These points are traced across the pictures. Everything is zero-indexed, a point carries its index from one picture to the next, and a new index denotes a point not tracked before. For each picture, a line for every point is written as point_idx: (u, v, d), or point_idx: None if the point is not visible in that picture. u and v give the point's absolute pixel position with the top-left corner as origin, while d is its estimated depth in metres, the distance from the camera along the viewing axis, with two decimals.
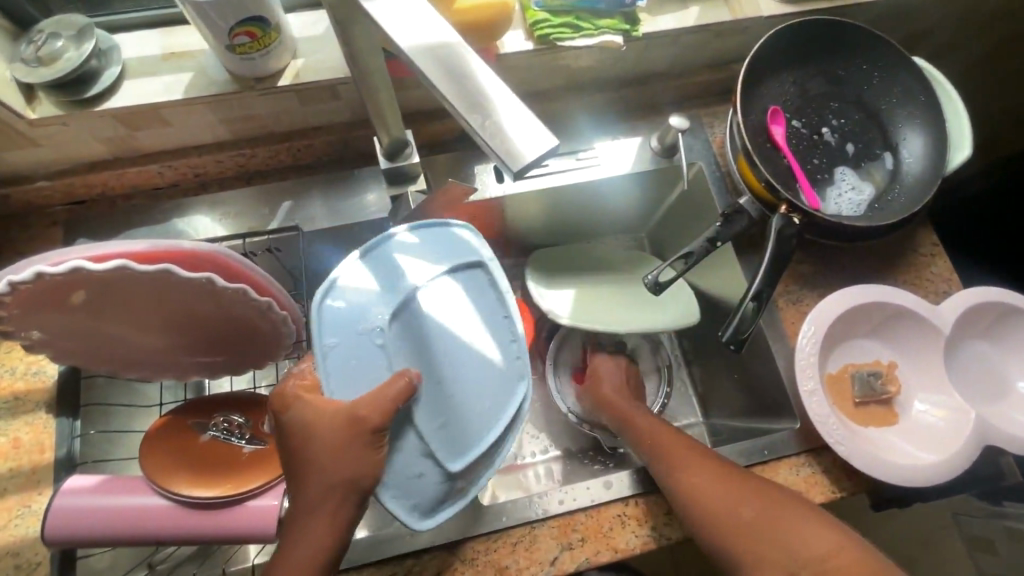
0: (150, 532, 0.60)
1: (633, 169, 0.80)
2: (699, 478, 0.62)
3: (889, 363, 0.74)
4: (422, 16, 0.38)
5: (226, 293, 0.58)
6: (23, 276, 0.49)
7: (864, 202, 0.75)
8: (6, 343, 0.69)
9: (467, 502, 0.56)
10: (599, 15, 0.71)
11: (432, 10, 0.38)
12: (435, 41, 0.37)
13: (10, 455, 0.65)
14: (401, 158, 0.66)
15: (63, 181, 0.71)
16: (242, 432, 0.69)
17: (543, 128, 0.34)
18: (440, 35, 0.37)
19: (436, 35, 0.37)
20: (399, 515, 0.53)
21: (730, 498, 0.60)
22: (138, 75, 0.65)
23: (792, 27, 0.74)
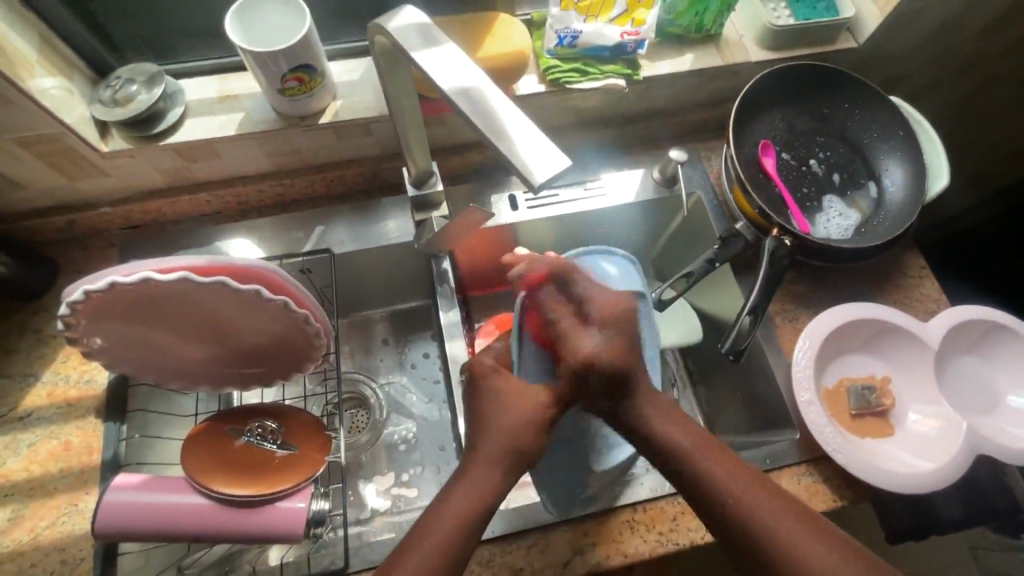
0: (190, 527, 0.64)
1: (637, 198, 0.87)
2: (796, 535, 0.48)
3: (883, 377, 0.78)
4: (459, 63, 0.46)
5: (270, 305, 0.64)
6: (99, 286, 0.56)
7: (852, 227, 0.82)
8: (63, 353, 0.76)
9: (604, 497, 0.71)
10: (604, 61, 0.79)
11: (467, 59, 0.46)
12: (471, 83, 0.45)
13: (62, 457, 0.71)
14: (426, 186, 0.74)
15: (122, 207, 0.79)
16: (275, 437, 0.72)
17: (559, 153, 0.41)
18: (474, 79, 0.45)
19: (471, 79, 0.45)
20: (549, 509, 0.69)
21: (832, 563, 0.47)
22: (198, 114, 0.74)
23: (778, 71, 0.82)
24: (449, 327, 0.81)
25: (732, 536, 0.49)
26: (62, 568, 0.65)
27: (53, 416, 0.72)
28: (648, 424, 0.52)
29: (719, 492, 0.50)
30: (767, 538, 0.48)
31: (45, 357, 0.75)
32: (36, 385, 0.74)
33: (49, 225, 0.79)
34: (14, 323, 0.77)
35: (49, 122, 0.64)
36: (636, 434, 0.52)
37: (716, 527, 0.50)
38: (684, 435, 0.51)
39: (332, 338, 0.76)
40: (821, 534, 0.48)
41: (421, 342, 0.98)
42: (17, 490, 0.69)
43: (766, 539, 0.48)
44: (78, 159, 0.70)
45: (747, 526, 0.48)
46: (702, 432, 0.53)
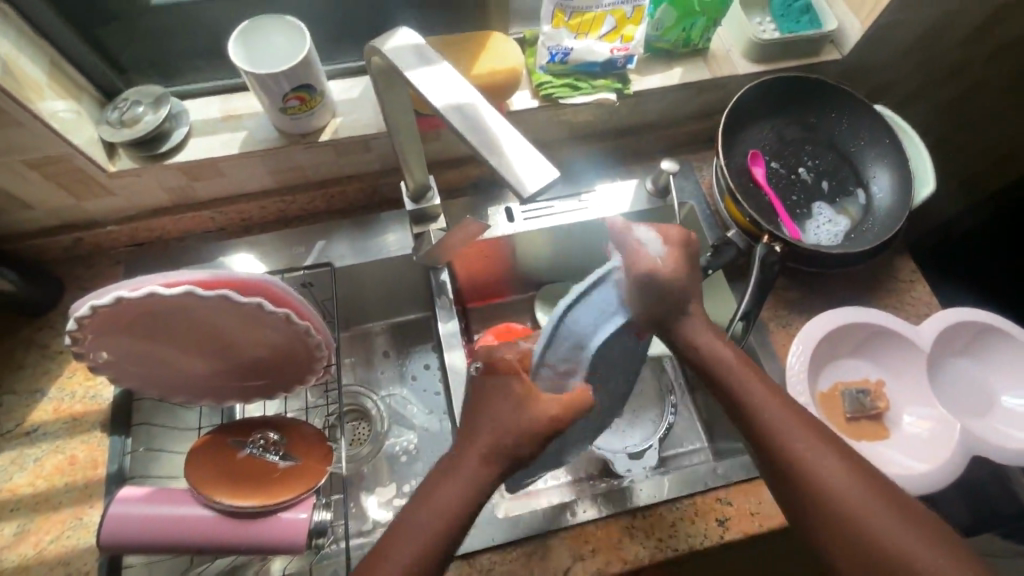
0: (193, 538, 0.65)
1: (630, 208, 0.89)
2: (823, 461, 0.55)
3: (877, 380, 0.79)
4: (452, 81, 0.48)
5: (273, 317, 0.66)
6: (106, 300, 0.58)
7: (841, 233, 0.83)
8: (68, 369, 0.77)
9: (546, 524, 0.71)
10: (595, 76, 0.82)
11: (460, 77, 0.48)
12: (463, 100, 0.47)
13: (67, 471, 0.72)
14: (424, 200, 0.76)
15: (128, 225, 0.81)
16: (277, 449, 0.73)
17: (548, 165, 0.43)
18: (467, 95, 0.47)
19: (464, 96, 0.47)
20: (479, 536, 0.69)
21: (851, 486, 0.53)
22: (202, 134, 0.76)
23: (765, 83, 0.84)
24: (449, 337, 0.83)
25: (770, 458, 0.57)
26: None
27: (59, 431, 0.74)
28: (691, 343, 0.63)
29: (767, 421, 0.57)
30: (796, 460, 0.55)
31: (51, 374, 0.77)
32: (42, 401, 0.75)
33: (56, 244, 0.80)
34: (22, 340, 0.78)
35: (58, 144, 0.66)
36: (699, 358, 0.62)
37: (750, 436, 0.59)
38: (732, 357, 0.61)
39: (333, 350, 0.77)
40: (841, 454, 0.55)
41: (422, 353, 0.99)
42: (23, 505, 0.69)
43: (798, 449, 0.55)
44: (86, 179, 0.72)
45: (776, 438, 0.57)
46: (749, 362, 0.62)
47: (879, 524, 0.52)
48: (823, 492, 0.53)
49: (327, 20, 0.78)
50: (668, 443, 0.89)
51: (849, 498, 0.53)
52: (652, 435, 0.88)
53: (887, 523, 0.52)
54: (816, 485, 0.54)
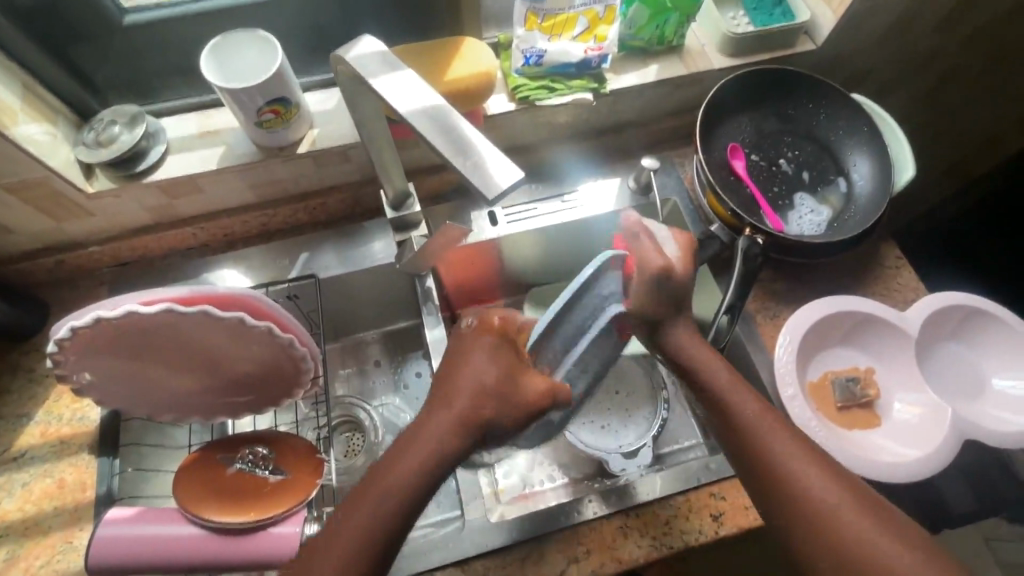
0: (183, 557, 0.64)
1: (613, 207, 0.89)
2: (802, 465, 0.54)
3: (866, 368, 0.79)
4: (417, 87, 0.48)
5: (255, 331, 0.66)
6: (85, 321, 0.58)
7: (824, 222, 0.83)
8: (55, 392, 0.77)
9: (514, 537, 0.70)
10: (571, 77, 0.82)
11: (425, 83, 0.48)
12: (429, 105, 0.47)
13: (56, 495, 0.71)
14: (404, 208, 0.76)
15: (111, 245, 0.81)
16: (267, 463, 0.73)
17: (514, 166, 0.42)
18: (433, 101, 0.47)
19: (429, 101, 0.47)
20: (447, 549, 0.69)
21: (830, 490, 0.53)
22: (180, 151, 0.76)
23: (740, 76, 0.85)
24: (436, 344, 0.82)
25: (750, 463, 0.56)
26: None
27: (47, 455, 0.73)
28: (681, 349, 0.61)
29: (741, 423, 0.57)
30: (775, 468, 0.54)
31: (38, 397, 0.76)
32: (29, 426, 0.75)
33: (40, 266, 0.80)
34: (7, 365, 0.78)
35: (33, 166, 0.66)
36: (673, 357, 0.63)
37: (738, 457, 0.57)
38: (726, 373, 0.60)
39: (320, 362, 0.76)
40: (820, 462, 0.54)
41: (413, 361, 0.99)
42: (12, 531, 0.69)
43: (778, 462, 0.54)
44: (64, 201, 0.72)
45: (759, 443, 0.56)
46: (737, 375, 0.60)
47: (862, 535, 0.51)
48: (797, 496, 0.53)
49: (301, 33, 0.78)
50: (662, 440, 0.88)
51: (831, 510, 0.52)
52: (647, 433, 0.87)
53: (870, 537, 0.50)
54: (792, 490, 0.53)
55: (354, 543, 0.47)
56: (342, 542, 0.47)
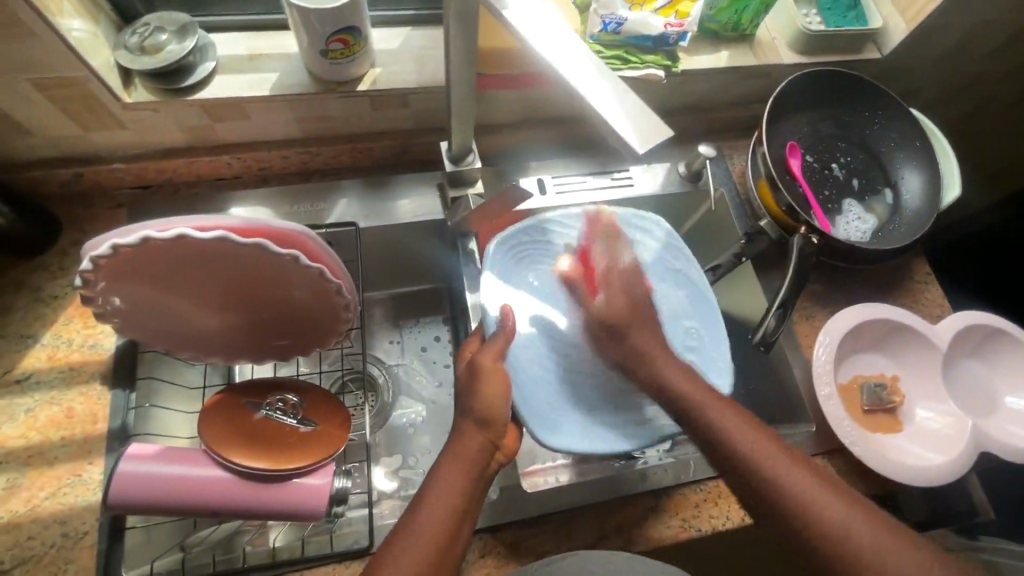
0: (211, 501, 0.62)
1: (662, 191, 0.89)
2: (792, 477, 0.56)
3: (892, 376, 0.81)
4: (553, 28, 0.45)
5: (307, 274, 0.62)
6: (131, 240, 0.53)
7: (869, 231, 0.84)
8: (65, 315, 0.71)
9: (544, 508, 0.69)
10: (645, 51, 0.79)
11: (561, 25, 0.45)
12: (568, 48, 0.44)
13: (63, 424, 0.66)
14: (463, 163, 0.73)
15: (137, 165, 0.75)
16: (296, 412, 0.70)
17: (658, 125, 0.41)
18: (572, 45, 0.44)
19: (568, 45, 0.44)
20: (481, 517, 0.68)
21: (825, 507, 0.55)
22: (229, 71, 0.70)
23: (808, 74, 0.84)
24: (476, 308, 0.80)
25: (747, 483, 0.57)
26: (64, 542, 0.61)
27: (54, 381, 0.68)
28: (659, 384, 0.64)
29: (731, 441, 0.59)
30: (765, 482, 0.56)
31: (46, 319, 0.70)
32: (35, 348, 0.69)
33: (56, 178, 0.74)
34: (11, 281, 0.72)
35: (74, 65, 0.60)
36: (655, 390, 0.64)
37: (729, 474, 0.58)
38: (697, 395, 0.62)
39: (358, 314, 0.73)
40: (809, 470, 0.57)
41: (437, 324, 0.97)
42: (13, 458, 0.64)
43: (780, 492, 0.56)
44: (98, 108, 0.66)
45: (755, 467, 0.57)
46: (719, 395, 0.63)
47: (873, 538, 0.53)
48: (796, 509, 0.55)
49: None
50: None
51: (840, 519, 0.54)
52: None
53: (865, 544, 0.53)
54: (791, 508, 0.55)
55: (457, 477, 0.57)
56: (416, 539, 0.53)
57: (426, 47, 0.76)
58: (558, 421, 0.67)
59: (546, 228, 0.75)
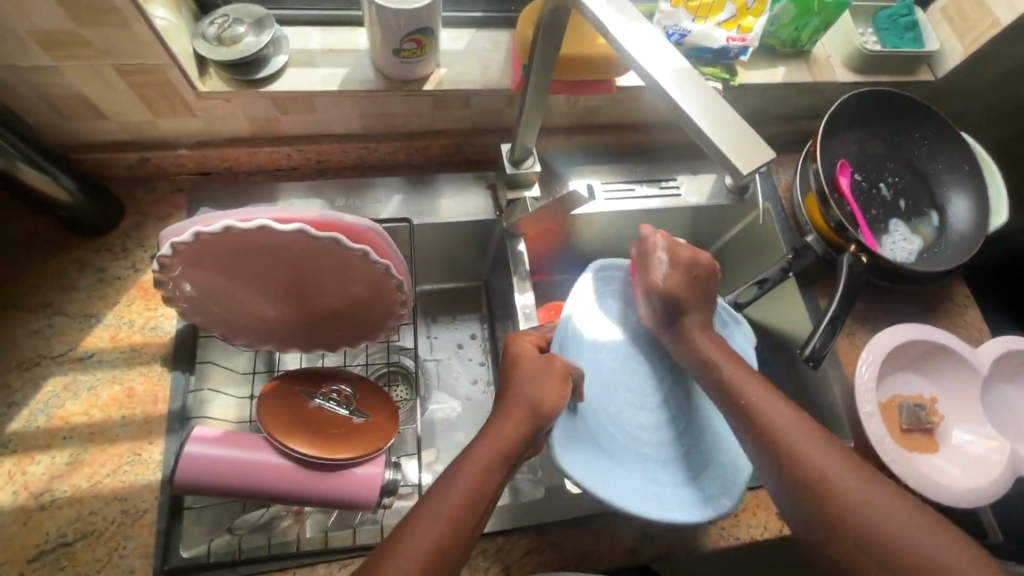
0: (269, 486, 0.63)
1: (708, 202, 0.90)
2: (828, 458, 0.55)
3: (931, 397, 0.82)
4: (655, 43, 0.46)
5: (373, 269, 0.63)
6: (214, 228, 0.55)
7: (916, 251, 0.85)
8: (128, 296, 0.72)
9: (587, 511, 0.70)
10: (705, 63, 0.80)
11: (664, 40, 0.46)
12: (670, 65, 0.45)
13: (125, 403, 0.67)
14: (522, 166, 0.75)
15: (200, 151, 0.76)
16: (349, 403, 0.71)
17: (762, 143, 0.41)
18: (675, 62, 0.45)
19: (671, 61, 0.45)
20: (527, 517, 0.69)
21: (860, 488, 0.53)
22: (299, 65, 0.71)
23: (862, 93, 0.85)
24: (524, 309, 0.80)
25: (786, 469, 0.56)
26: (124, 519, 0.63)
27: (116, 360, 0.69)
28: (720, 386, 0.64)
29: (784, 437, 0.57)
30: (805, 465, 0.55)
31: (109, 299, 0.72)
32: (99, 326, 0.70)
33: (121, 161, 0.75)
34: (74, 261, 0.73)
35: (158, 52, 0.61)
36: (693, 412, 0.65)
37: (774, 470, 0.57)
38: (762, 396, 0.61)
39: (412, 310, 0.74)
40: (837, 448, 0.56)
41: (474, 323, 0.98)
42: (76, 434, 0.65)
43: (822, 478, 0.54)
44: (172, 94, 0.67)
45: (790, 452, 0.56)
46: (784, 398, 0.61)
47: (870, 515, 0.52)
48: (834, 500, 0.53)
49: None
50: None
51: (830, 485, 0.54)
52: None
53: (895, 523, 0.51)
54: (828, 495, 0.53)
55: (492, 454, 0.58)
56: (437, 514, 0.53)
57: (489, 49, 0.77)
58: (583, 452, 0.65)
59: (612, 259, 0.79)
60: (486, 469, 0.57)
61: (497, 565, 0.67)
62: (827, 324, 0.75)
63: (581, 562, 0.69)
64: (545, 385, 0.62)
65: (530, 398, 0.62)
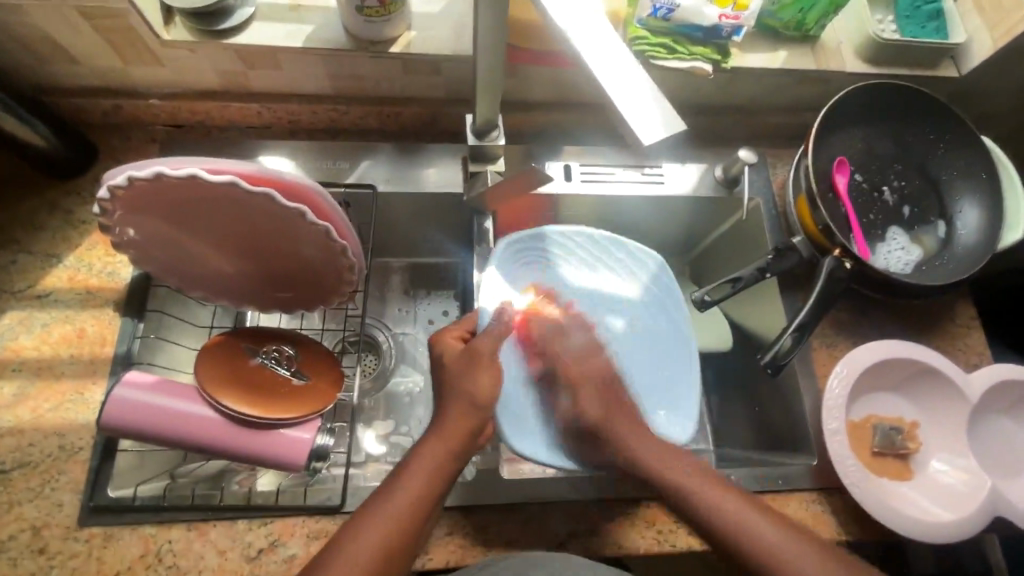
0: (196, 437, 0.64)
1: (693, 193, 0.84)
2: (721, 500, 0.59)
3: (911, 421, 0.76)
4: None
5: (311, 229, 0.62)
6: (145, 174, 0.54)
7: (913, 263, 0.78)
8: (89, 240, 0.74)
9: (519, 498, 0.68)
10: (695, 42, 0.75)
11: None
12: (590, 25, 0.42)
13: (74, 343, 0.69)
14: (487, 139, 0.72)
15: (171, 102, 0.76)
16: (290, 364, 0.71)
17: (672, 116, 0.41)
18: (596, 21, 0.42)
19: (592, 21, 0.42)
20: (456, 497, 0.67)
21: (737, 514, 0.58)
22: (266, 18, 0.70)
23: (871, 86, 0.78)
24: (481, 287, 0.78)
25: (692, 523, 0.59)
26: (60, 453, 0.64)
27: (72, 300, 0.71)
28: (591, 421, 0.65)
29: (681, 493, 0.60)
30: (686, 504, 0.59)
31: (72, 241, 0.73)
32: (58, 267, 0.72)
33: (95, 107, 0.76)
34: (44, 201, 0.75)
35: None
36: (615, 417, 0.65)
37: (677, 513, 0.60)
38: (650, 456, 0.62)
39: (362, 277, 0.73)
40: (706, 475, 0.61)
41: (443, 298, 0.96)
42: (25, 367, 0.67)
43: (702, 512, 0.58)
44: (137, 42, 0.68)
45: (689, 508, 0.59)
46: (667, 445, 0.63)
47: (752, 531, 0.57)
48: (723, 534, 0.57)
49: None
50: None
51: (696, 505, 0.59)
52: None
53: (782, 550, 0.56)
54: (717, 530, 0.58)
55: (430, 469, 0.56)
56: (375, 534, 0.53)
57: (464, 14, 0.74)
58: (537, 428, 0.66)
59: (546, 239, 0.76)
60: (424, 483, 0.56)
61: (418, 543, 0.66)
62: (793, 332, 0.70)
63: (506, 549, 0.67)
64: (474, 364, 0.60)
65: (457, 379, 0.60)
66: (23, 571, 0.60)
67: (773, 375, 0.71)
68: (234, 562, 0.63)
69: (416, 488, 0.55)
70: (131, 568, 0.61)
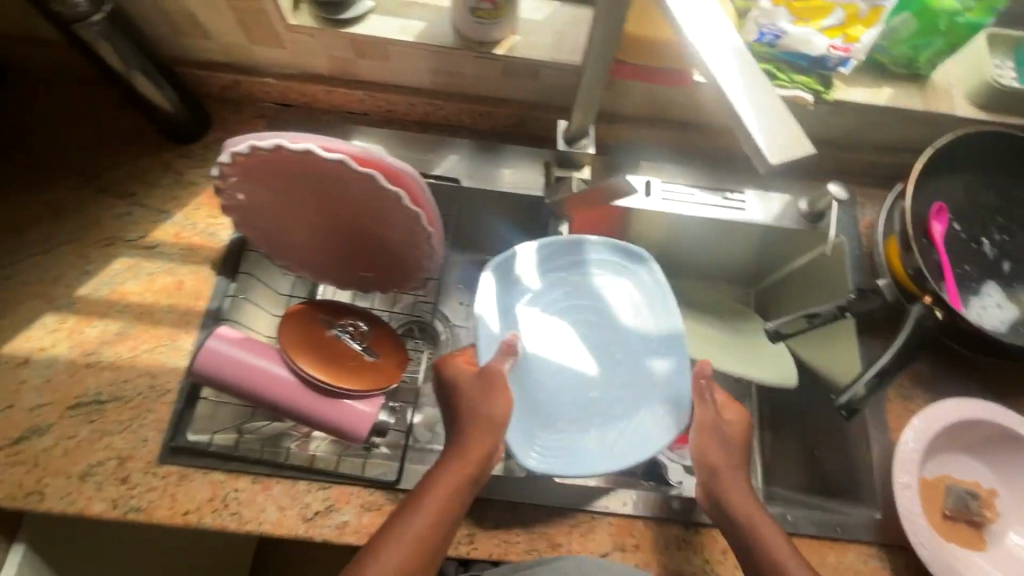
0: (272, 395, 0.67)
1: (773, 221, 0.81)
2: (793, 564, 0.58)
3: (989, 488, 0.71)
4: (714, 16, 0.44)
5: (404, 213, 0.65)
6: (266, 144, 0.59)
7: (1008, 321, 0.74)
8: (196, 201, 0.80)
9: (567, 505, 0.68)
10: (798, 70, 0.74)
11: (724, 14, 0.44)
12: (726, 44, 0.43)
13: (173, 293, 0.75)
14: (577, 146, 0.74)
15: (284, 83, 0.82)
16: (362, 339, 0.73)
17: (798, 139, 0.41)
18: (731, 40, 0.43)
19: (727, 39, 0.43)
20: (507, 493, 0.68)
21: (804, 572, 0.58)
22: (384, 13, 0.75)
23: (983, 132, 0.74)
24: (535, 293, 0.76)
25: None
26: (150, 393, 0.70)
27: (175, 254, 0.77)
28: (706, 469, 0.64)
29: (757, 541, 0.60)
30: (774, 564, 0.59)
31: (182, 201, 0.80)
32: (167, 223, 0.78)
33: (218, 80, 0.82)
34: (161, 161, 0.81)
35: None
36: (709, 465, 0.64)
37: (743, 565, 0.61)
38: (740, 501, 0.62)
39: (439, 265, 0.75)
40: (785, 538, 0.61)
41: None
42: (128, 310, 0.73)
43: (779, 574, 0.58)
44: (266, 25, 0.74)
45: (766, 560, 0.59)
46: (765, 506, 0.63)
47: None
48: None
49: None
50: None
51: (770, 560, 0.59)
52: None
53: None
54: None
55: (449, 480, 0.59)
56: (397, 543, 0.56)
57: (567, 24, 0.77)
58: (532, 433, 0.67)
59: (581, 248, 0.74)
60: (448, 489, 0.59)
61: (465, 532, 0.67)
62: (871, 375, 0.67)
63: (549, 552, 0.67)
64: None
65: None
66: (106, 496, 0.65)
67: (846, 416, 0.69)
68: (292, 519, 0.66)
69: (438, 496, 0.58)
70: (200, 509, 0.65)
